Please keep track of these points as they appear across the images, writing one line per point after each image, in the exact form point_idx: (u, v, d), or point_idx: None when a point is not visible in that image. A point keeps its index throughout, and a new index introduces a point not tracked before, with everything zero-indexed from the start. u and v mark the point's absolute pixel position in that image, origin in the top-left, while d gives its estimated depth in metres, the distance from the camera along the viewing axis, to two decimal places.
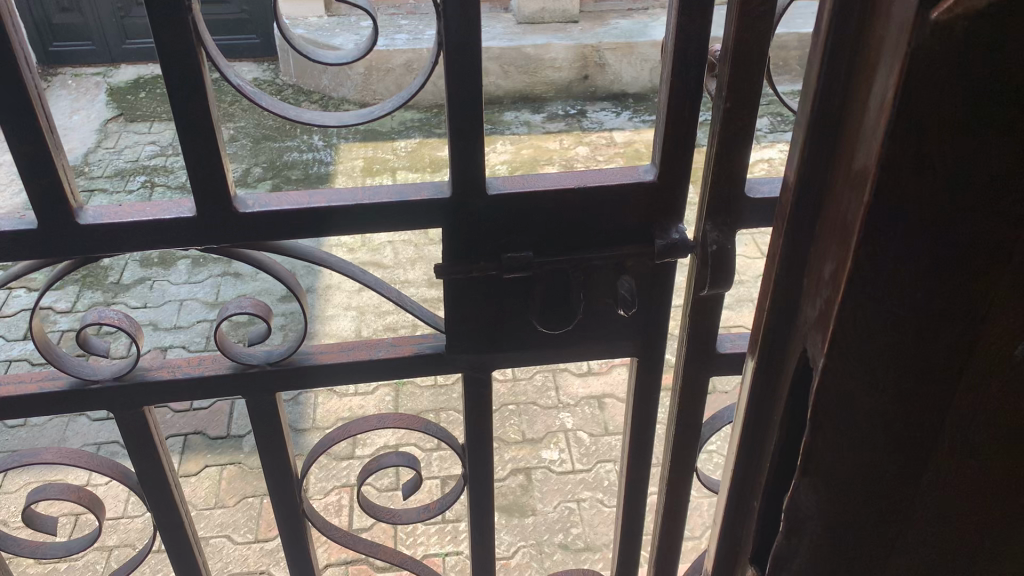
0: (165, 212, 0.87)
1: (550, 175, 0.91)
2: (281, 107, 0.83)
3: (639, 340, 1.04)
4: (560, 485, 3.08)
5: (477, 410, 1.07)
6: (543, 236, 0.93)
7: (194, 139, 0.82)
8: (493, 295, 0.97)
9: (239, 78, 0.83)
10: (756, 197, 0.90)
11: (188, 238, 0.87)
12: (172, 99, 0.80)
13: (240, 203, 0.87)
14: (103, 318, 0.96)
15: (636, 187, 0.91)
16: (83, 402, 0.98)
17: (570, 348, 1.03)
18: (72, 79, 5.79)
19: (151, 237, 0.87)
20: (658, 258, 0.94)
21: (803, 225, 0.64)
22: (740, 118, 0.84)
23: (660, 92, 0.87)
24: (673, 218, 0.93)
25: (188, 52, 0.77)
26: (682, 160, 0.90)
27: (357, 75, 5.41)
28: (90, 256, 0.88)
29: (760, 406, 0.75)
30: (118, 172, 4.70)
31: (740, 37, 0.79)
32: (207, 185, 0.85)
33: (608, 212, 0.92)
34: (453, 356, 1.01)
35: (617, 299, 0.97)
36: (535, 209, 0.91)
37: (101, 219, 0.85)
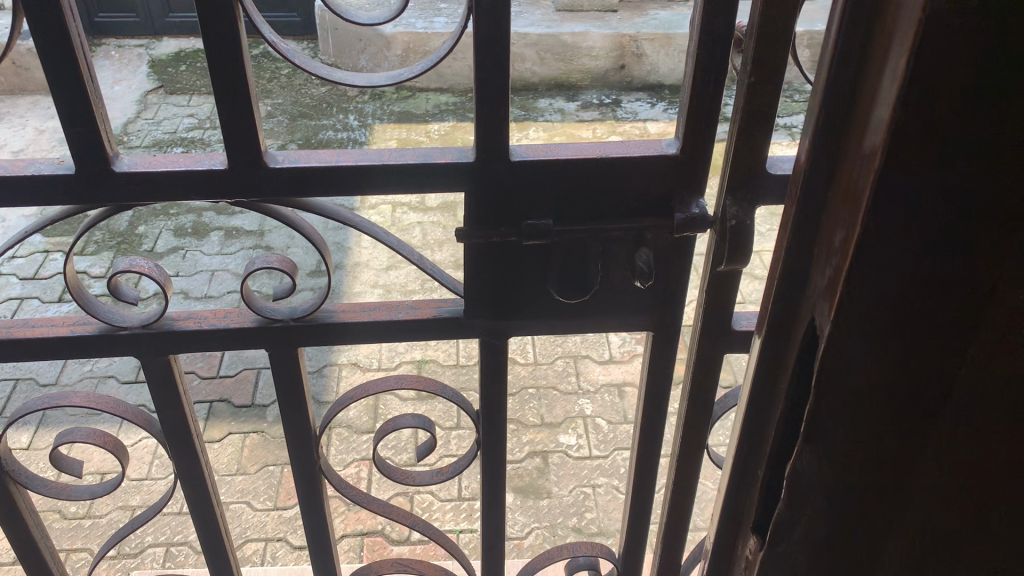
0: (197, 163, 0.89)
1: (574, 144, 0.92)
2: (313, 66, 0.85)
3: (655, 314, 1.05)
4: (576, 469, 3.10)
5: (492, 375, 1.09)
6: (563, 204, 0.94)
7: (226, 93, 0.84)
8: (512, 261, 0.98)
9: (272, 34, 0.85)
10: (778, 174, 0.90)
11: (219, 191, 0.90)
12: (209, 52, 0.82)
13: (270, 157, 0.90)
14: (133, 266, 0.99)
15: (659, 160, 0.92)
16: (111, 347, 1.01)
17: (585, 319, 1.05)
18: (115, 49, 5.87)
19: (182, 188, 0.89)
20: (677, 231, 0.95)
21: (816, 195, 0.65)
22: (764, 92, 0.84)
23: (686, 66, 0.88)
24: (694, 192, 0.95)
25: (226, 7, 0.79)
26: (706, 134, 0.91)
27: (394, 56, 5.43)
28: (122, 204, 0.91)
29: (767, 373, 0.76)
30: (155, 143, 4.79)
31: (767, 13, 0.80)
32: (239, 139, 0.87)
33: (629, 184, 0.93)
34: (471, 321, 1.03)
35: (634, 271, 0.98)
36: (557, 177, 0.92)
37: (134, 167, 0.88)
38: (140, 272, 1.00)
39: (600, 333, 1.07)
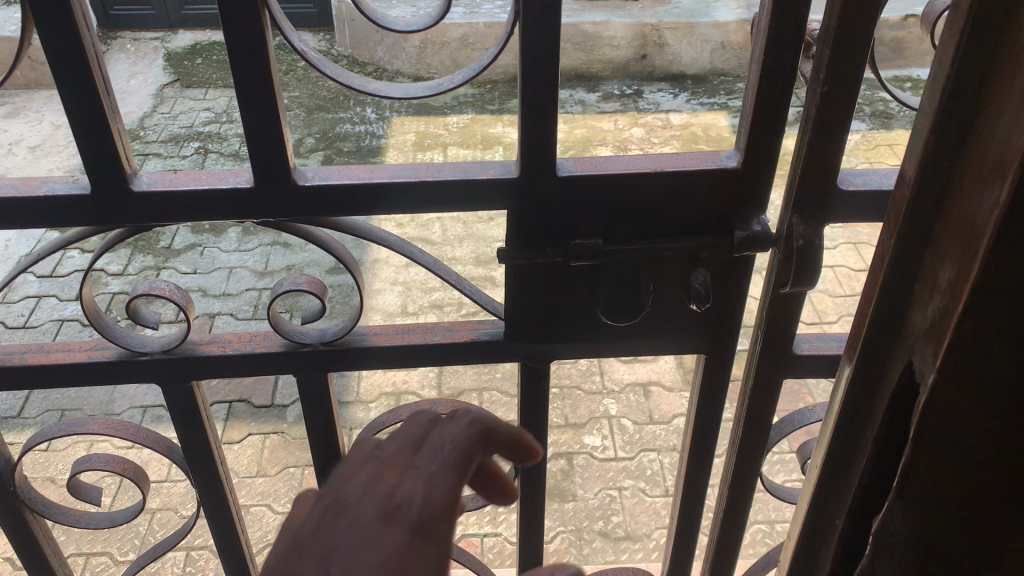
0: (221, 181, 0.83)
1: (626, 157, 0.86)
2: (345, 77, 0.78)
3: (709, 336, 0.98)
4: (602, 472, 3.03)
5: (533, 402, 1.03)
6: (613, 221, 0.88)
7: (254, 108, 0.78)
8: (556, 283, 0.92)
9: (300, 41, 0.79)
10: (849, 189, 0.82)
11: (245, 210, 0.84)
12: (234, 64, 0.76)
13: (299, 174, 0.84)
14: (153, 289, 0.93)
15: (718, 173, 0.86)
16: (131, 373, 0.95)
17: (633, 342, 0.99)
18: (131, 42, 5.78)
19: (206, 208, 0.84)
20: (735, 251, 0.89)
21: (921, 227, 0.57)
22: (838, 101, 0.77)
23: (750, 72, 0.81)
24: (755, 208, 0.88)
25: (252, 13, 0.73)
26: (769, 145, 0.84)
27: (411, 47, 5.36)
28: (141, 225, 0.85)
29: (851, 417, 0.68)
30: (172, 137, 4.75)
31: (845, 16, 0.72)
32: (267, 156, 0.81)
33: (684, 199, 0.87)
34: (511, 345, 0.97)
35: (689, 293, 0.91)
36: (607, 195, 0.85)
37: (155, 187, 0.82)
38: (161, 295, 0.94)
39: (650, 356, 1.01)
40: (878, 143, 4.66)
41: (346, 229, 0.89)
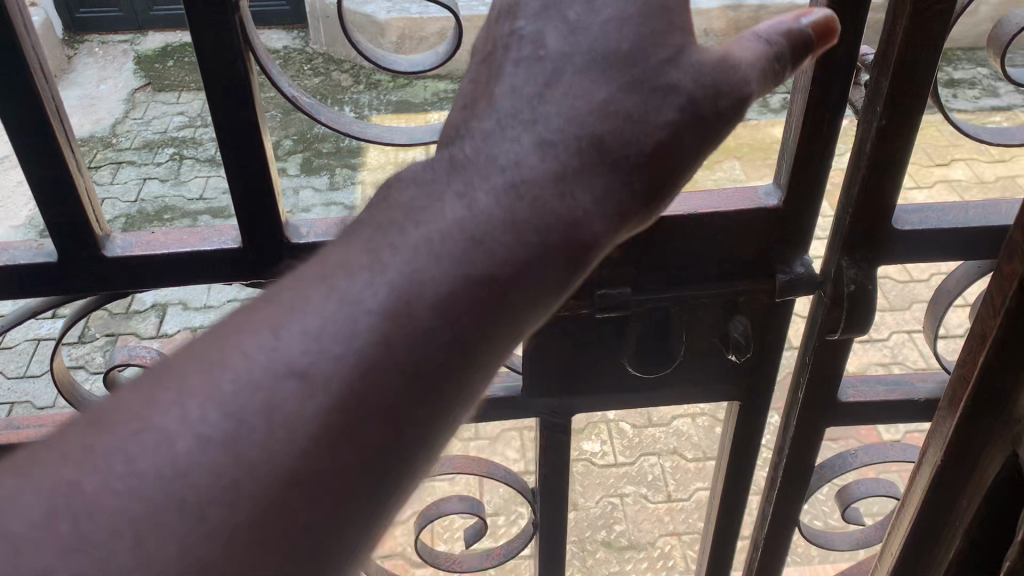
0: (206, 242, 0.75)
1: None
2: (343, 123, 0.75)
3: (742, 382, 0.92)
4: (602, 478, 2.93)
5: (553, 456, 0.97)
6: (644, 267, 0.80)
7: (242, 162, 0.71)
8: (578, 335, 0.86)
9: (292, 87, 0.74)
10: (904, 228, 0.74)
11: (232, 271, 0.77)
12: (216, 115, 0.68)
13: (292, 231, 0.76)
14: (133, 360, 0.85)
15: (757, 213, 0.78)
16: None
17: (660, 391, 0.93)
18: (99, 46, 5.58)
19: (190, 271, 0.76)
20: (776, 296, 0.82)
21: (1017, 352, 0.65)
22: (893, 139, 0.69)
23: (794, 103, 0.74)
24: (797, 249, 0.81)
25: (236, 61, 0.65)
26: (813, 181, 0.76)
27: (389, 43, 5.20)
28: (115, 292, 0.77)
29: (966, 443, 0.71)
30: (146, 143, 4.63)
31: (908, 42, 0.64)
32: (257, 213, 0.73)
33: (721, 241, 0.79)
34: (530, 400, 0.91)
35: (728, 342, 0.86)
36: (634, 239, 0.78)
37: (131, 252, 0.74)
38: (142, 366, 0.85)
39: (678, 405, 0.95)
40: None
41: None
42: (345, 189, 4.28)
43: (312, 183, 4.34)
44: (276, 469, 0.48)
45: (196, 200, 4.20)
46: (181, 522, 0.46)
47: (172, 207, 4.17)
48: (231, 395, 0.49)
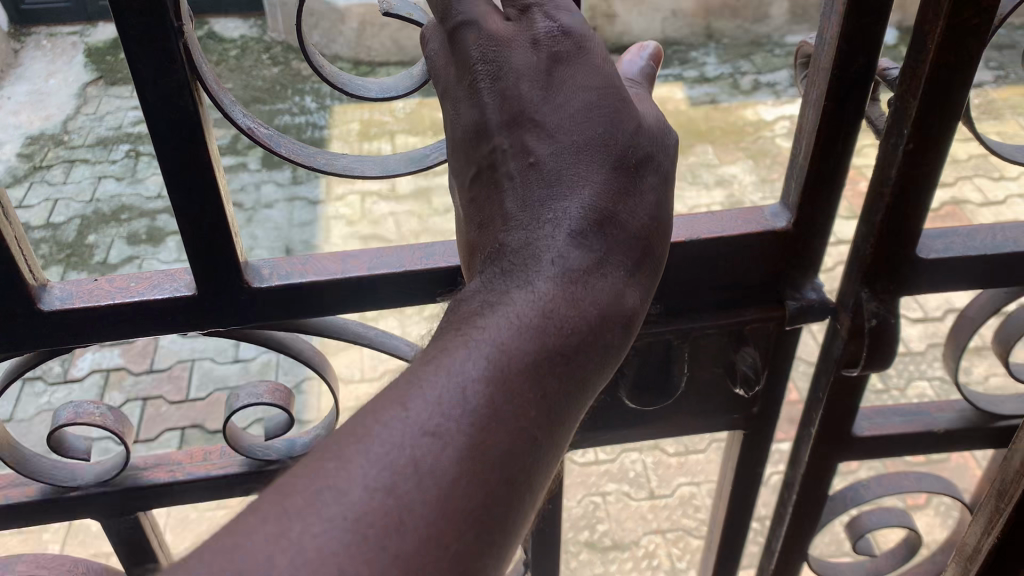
0: (156, 290, 0.70)
1: None
2: (305, 155, 0.70)
3: (744, 414, 0.87)
4: (583, 477, 2.86)
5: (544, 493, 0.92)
6: None
7: (193, 202, 0.65)
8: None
9: (247, 116, 0.67)
10: (931, 257, 0.66)
11: (187, 320, 0.71)
12: (160, 154, 0.62)
13: (253, 273, 0.71)
14: (81, 418, 0.77)
15: (765, 237, 0.72)
16: (62, 510, 0.82)
17: (657, 422, 0.87)
18: (47, 38, 5.36)
19: (140, 322, 0.71)
20: (787, 324, 0.77)
21: None
22: (920, 163, 0.61)
23: (805, 117, 0.67)
24: (806, 273, 0.75)
25: (182, 91, 0.59)
26: (824, 203, 0.71)
27: (350, 30, 5.03)
28: (55, 348, 0.71)
29: None
30: (100, 140, 4.46)
31: (941, 59, 0.57)
32: (214, 261, 0.68)
33: (726, 267, 0.73)
34: None
35: (734, 375, 0.82)
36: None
37: (71, 304, 0.69)
38: (92, 423, 0.77)
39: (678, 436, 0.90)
40: None
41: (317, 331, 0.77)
42: (308, 183, 4.15)
43: (274, 178, 4.21)
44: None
45: (155, 199, 4.07)
46: None
47: (130, 206, 4.04)
48: (334, 507, 0.47)
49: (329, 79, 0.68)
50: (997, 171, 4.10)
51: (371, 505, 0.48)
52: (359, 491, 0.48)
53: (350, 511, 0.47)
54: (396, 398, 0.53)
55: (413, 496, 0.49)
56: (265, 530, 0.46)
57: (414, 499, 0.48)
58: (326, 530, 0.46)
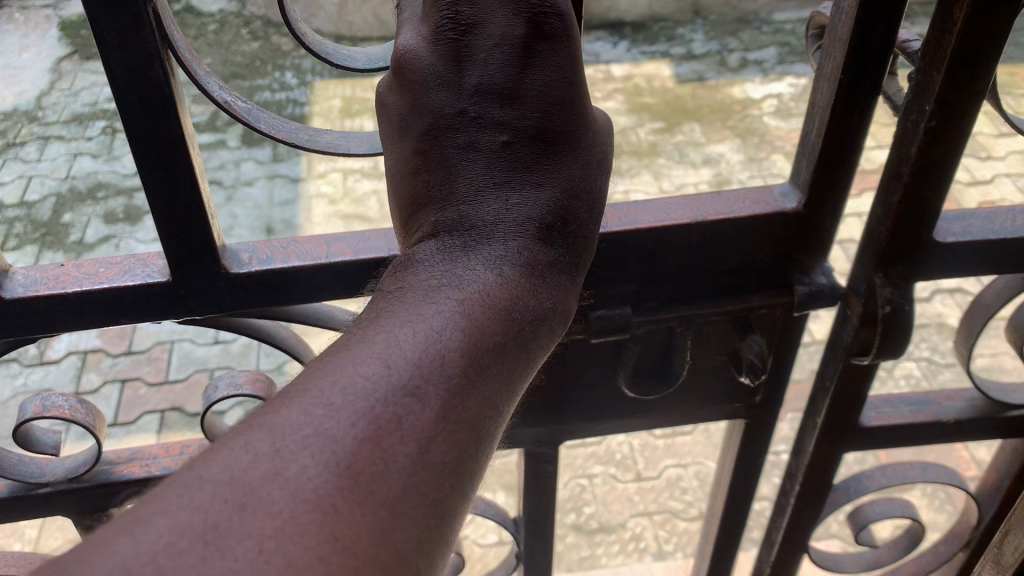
0: (128, 278, 0.65)
1: (656, 203, 0.70)
2: (286, 130, 0.64)
3: (744, 402, 0.85)
4: (570, 460, 2.84)
5: (537, 487, 0.90)
6: (643, 280, 0.72)
7: (165, 180, 0.60)
8: (570, 363, 0.79)
9: (223, 87, 0.62)
10: (946, 241, 0.62)
11: (161, 308, 0.66)
12: (128, 127, 0.57)
13: (232, 258, 0.66)
14: (47, 412, 0.72)
15: (772, 218, 0.69)
16: (32, 507, 0.78)
17: (657, 415, 0.85)
18: None
19: (111, 310, 0.66)
20: (794, 310, 0.74)
21: None
22: (946, 139, 0.57)
23: (817, 91, 0.64)
24: (815, 256, 0.73)
25: (153, 58, 0.54)
26: (835, 185, 0.68)
27: (331, 4, 4.93)
28: (20, 336, 0.66)
29: None
30: (75, 117, 4.36)
31: (968, 31, 0.52)
32: (189, 246, 0.63)
33: (732, 249, 0.71)
34: (514, 433, 0.83)
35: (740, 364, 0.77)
36: (634, 252, 0.70)
37: (34, 292, 0.64)
38: (59, 418, 0.72)
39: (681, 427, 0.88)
40: None
41: (298, 317, 0.73)
42: (289, 160, 4.08)
43: (254, 155, 4.13)
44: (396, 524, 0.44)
45: (132, 176, 4.01)
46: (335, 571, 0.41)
47: (107, 184, 3.96)
48: (325, 453, 0.44)
49: (313, 48, 0.62)
50: (985, 151, 4.11)
51: (359, 453, 0.44)
52: (345, 438, 0.45)
53: (338, 458, 0.44)
54: (358, 356, 0.49)
55: (396, 451, 0.46)
56: (257, 468, 0.42)
57: (398, 454, 0.46)
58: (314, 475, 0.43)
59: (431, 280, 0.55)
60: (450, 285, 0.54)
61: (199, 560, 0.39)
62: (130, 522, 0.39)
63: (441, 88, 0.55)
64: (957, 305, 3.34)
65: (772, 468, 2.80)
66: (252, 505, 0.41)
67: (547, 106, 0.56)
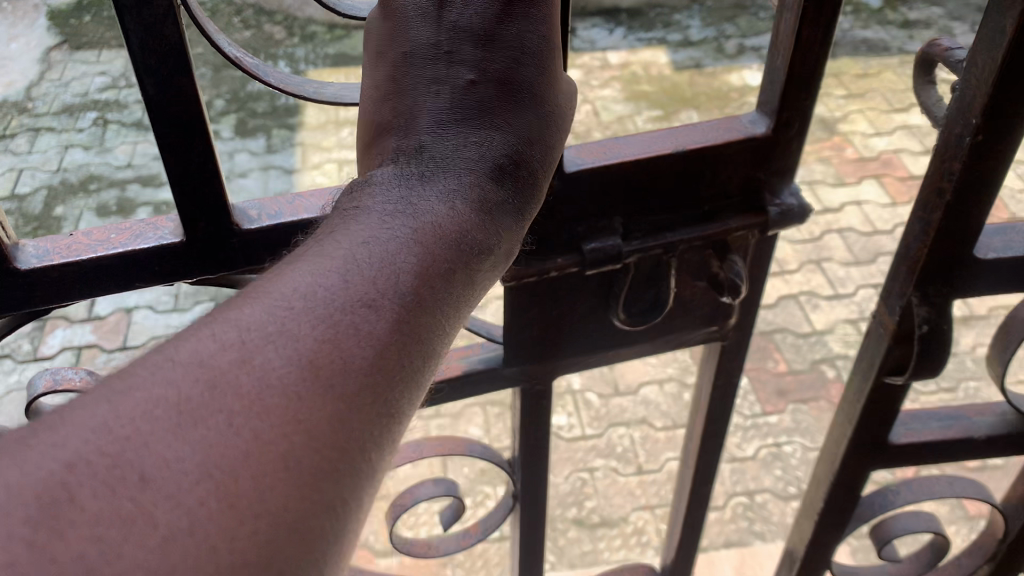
0: (141, 241, 0.68)
1: (637, 138, 0.78)
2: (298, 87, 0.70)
3: (720, 324, 0.94)
4: (570, 453, 2.81)
5: (529, 423, 0.96)
6: (632, 210, 0.80)
7: (179, 140, 0.63)
8: (564, 296, 0.86)
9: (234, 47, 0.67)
10: (989, 257, 0.66)
11: (173, 269, 0.70)
12: (146, 87, 0.60)
13: (241, 215, 0.70)
14: (59, 385, 0.70)
15: (747, 142, 0.79)
16: None
17: (643, 343, 0.94)
18: None
19: (124, 276, 0.69)
20: (769, 230, 0.83)
21: None
22: (990, 159, 0.61)
23: (778, 26, 0.74)
24: (783, 180, 0.83)
25: (167, 16, 0.57)
26: (796, 110, 0.78)
27: None
28: (37, 308, 0.69)
29: None
30: (66, 108, 4.31)
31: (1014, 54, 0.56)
32: (200, 205, 0.66)
33: (712, 175, 0.80)
34: (510, 370, 0.90)
35: (717, 283, 0.87)
36: (621, 184, 0.78)
37: (49, 261, 0.67)
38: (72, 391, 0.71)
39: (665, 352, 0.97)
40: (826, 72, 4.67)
41: None
42: (284, 151, 4.04)
43: (247, 146, 4.08)
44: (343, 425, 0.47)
45: (125, 167, 3.99)
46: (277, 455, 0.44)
47: (99, 176, 3.95)
48: (288, 349, 0.48)
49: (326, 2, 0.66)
50: None
51: (319, 352, 0.48)
52: (307, 337, 0.49)
53: (300, 355, 0.48)
54: (317, 262, 0.53)
55: (353, 353, 0.50)
56: (227, 354, 0.46)
57: (355, 354, 0.50)
58: (274, 367, 0.47)
59: (386, 201, 0.59)
60: (403, 209, 0.59)
61: (162, 433, 0.43)
62: (108, 394, 0.44)
63: (422, 22, 0.65)
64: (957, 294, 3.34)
65: (773, 460, 2.78)
66: (221, 385, 0.45)
67: (513, 56, 0.65)
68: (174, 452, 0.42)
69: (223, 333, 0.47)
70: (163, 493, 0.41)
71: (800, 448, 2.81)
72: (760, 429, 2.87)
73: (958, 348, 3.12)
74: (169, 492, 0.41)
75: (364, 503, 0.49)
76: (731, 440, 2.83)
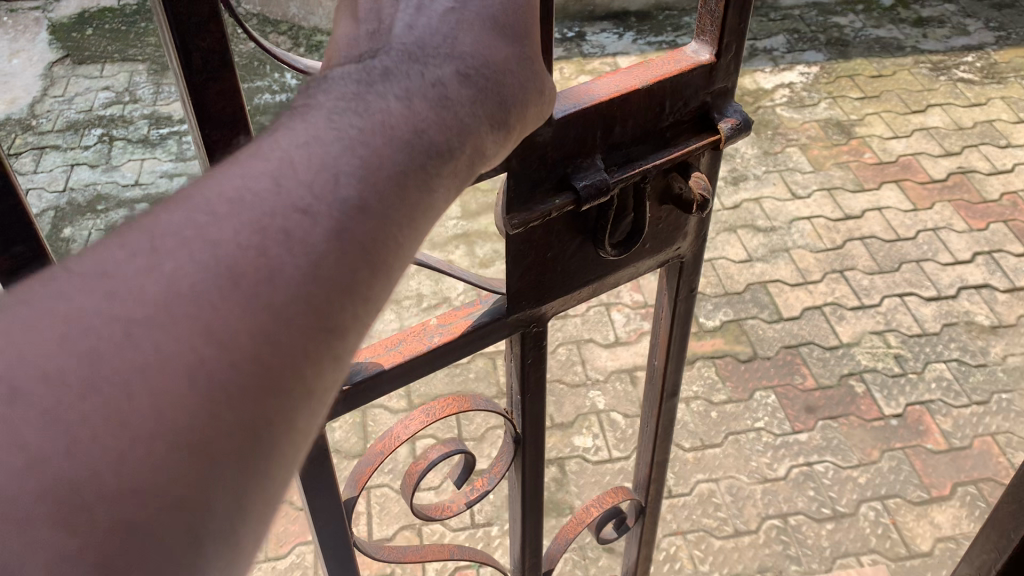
0: None
1: (605, 80, 0.85)
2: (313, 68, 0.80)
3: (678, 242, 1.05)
4: (598, 476, 2.75)
5: (528, 370, 1.01)
6: (609, 144, 0.86)
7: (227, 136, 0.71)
8: (555, 239, 0.90)
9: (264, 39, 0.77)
10: None
11: None
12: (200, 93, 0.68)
13: None
14: None
15: (701, 67, 0.88)
16: None
17: (620, 271, 1.02)
18: (7, 15, 5.04)
19: None
20: (723, 145, 0.92)
21: None
22: None
23: None
24: (726, 99, 0.92)
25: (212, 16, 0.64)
26: (734, 36, 0.88)
27: None
28: None
29: None
30: (70, 124, 4.23)
31: None
32: None
33: (675, 98, 0.88)
34: (512, 319, 0.94)
35: (681, 197, 0.96)
36: (598, 122, 0.83)
37: None
38: None
39: (629, 280, 1.06)
40: (840, 73, 4.60)
41: None
42: None
43: None
44: (259, 331, 0.51)
45: (132, 186, 3.88)
46: (182, 359, 0.48)
47: (106, 196, 3.84)
48: (206, 254, 0.51)
49: None
50: (1004, 138, 4.09)
51: (242, 258, 0.52)
52: (230, 245, 0.52)
53: (222, 261, 0.51)
54: (251, 169, 0.57)
55: (282, 261, 0.53)
56: (136, 263, 0.50)
57: (286, 262, 0.53)
58: (190, 272, 0.50)
59: (336, 100, 0.63)
60: (353, 110, 0.62)
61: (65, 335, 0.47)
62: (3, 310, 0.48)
63: None
64: (984, 302, 3.29)
65: (806, 480, 2.72)
66: (125, 289, 0.49)
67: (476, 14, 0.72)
68: (65, 362, 0.46)
69: (142, 241, 0.52)
70: (43, 405, 0.45)
71: (832, 467, 2.75)
72: (791, 447, 2.81)
73: (988, 359, 3.08)
74: (49, 406, 0.45)
75: (289, 406, 0.53)
76: (761, 459, 2.77)
